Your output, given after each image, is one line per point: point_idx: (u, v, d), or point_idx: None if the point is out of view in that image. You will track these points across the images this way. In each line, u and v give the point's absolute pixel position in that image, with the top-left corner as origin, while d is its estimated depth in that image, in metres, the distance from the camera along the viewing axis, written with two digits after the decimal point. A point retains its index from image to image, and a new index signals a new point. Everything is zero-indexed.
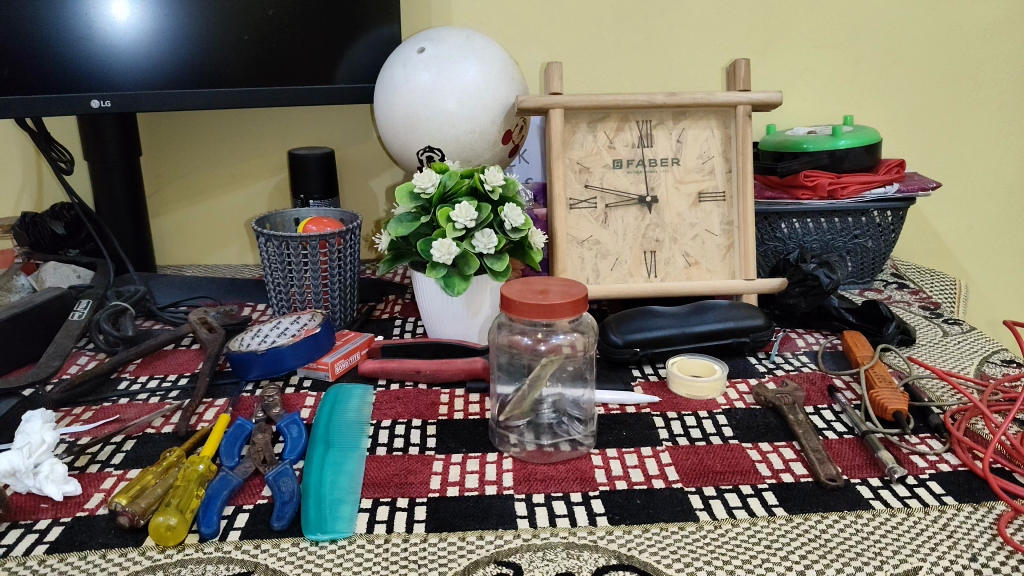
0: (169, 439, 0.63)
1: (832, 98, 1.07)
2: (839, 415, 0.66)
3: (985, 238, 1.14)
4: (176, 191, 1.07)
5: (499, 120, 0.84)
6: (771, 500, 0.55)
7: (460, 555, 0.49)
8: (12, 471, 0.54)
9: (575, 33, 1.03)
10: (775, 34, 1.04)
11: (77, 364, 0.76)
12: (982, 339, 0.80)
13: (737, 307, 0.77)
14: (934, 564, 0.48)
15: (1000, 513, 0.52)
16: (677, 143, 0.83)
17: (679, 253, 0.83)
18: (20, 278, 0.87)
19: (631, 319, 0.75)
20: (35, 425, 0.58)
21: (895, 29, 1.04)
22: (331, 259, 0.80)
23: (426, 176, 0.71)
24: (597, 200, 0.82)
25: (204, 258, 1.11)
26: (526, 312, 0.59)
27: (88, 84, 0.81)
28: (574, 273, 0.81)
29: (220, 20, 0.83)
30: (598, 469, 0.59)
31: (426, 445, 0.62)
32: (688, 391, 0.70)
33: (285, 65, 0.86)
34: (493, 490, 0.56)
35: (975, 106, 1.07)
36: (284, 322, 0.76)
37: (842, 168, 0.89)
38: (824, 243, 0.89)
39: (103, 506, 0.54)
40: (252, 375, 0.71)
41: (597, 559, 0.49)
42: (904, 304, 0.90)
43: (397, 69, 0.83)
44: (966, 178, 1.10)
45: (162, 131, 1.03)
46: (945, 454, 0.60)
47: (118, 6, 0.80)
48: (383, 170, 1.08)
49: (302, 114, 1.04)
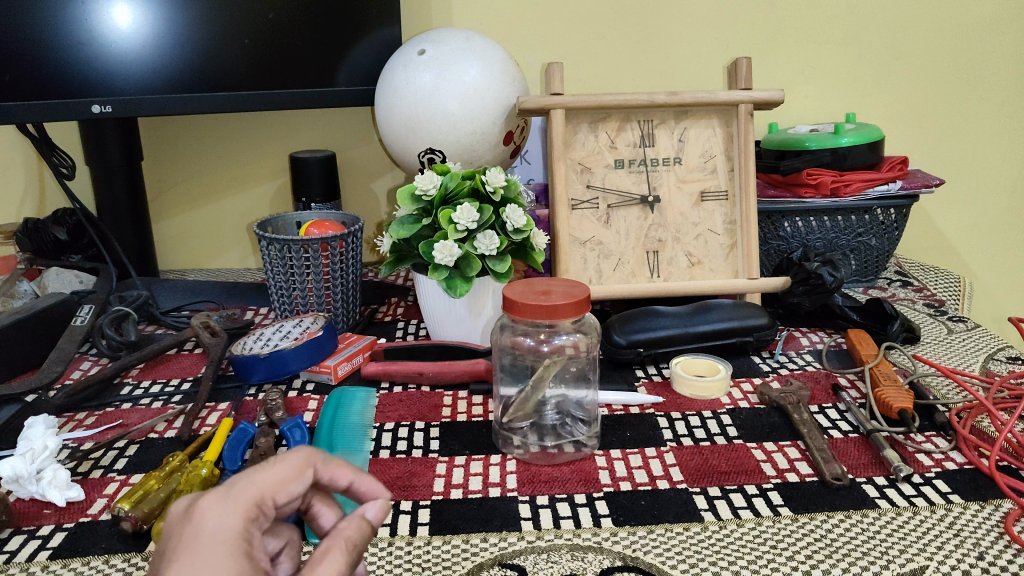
0: (172, 444, 0.63)
1: (833, 96, 1.07)
2: (844, 413, 0.66)
3: (990, 235, 1.13)
4: (179, 196, 1.07)
5: (500, 121, 0.83)
6: (776, 499, 0.54)
7: (464, 557, 0.49)
8: (15, 476, 0.55)
9: (575, 33, 1.03)
10: (776, 31, 1.04)
11: (79, 371, 0.76)
12: (988, 336, 0.80)
13: (741, 307, 0.77)
14: (941, 563, 0.47)
15: (1007, 511, 0.52)
16: (679, 143, 0.82)
17: (681, 252, 0.83)
18: (23, 285, 0.86)
19: (634, 320, 0.75)
20: (38, 429, 0.58)
21: (896, 25, 1.03)
22: (334, 263, 0.80)
23: (427, 178, 0.71)
24: (599, 200, 0.82)
25: (206, 262, 1.11)
26: (529, 314, 0.59)
27: (89, 90, 0.81)
28: (576, 273, 0.81)
29: (219, 23, 0.83)
30: (603, 471, 0.58)
31: (429, 448, 0.62)
32: (692, 391, 0.70)
33: (285, 68, 0.86)
34: (497, 492, 0.56)
35: (978, 102, 1.07)
36: (286, 326, 0.76)
37: (844, 166, 0.89)
38: (827, 242, 0.88)
39: (106, 511, 0.54)
40: (255, 379, 0.71)
41: (601, 561, 0.49)
42: (908, 302, 0.90)
43: (398, 71, 0.83)
44: (969, 176, 1.10)
45: (163, 134, 1.03)
46: (951, 452, 0.59)
47: (121, 12, 0.80)
48: (385, 172, 1.08)
49: (303, 117, 1.04)
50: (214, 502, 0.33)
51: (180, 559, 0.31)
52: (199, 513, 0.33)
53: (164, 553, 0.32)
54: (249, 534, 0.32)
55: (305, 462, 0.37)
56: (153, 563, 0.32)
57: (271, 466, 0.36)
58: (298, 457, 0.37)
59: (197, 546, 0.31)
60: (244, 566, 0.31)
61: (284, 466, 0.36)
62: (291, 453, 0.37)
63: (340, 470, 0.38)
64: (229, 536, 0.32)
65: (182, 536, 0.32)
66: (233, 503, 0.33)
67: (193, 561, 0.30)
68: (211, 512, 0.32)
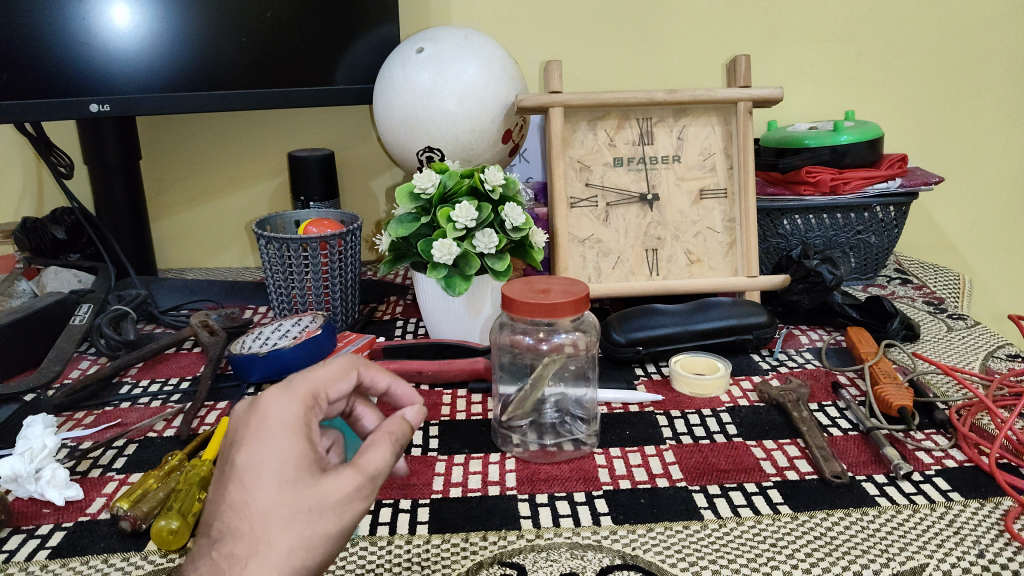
0: (171, 443, 0.63)
1: (832, 93, 1.07)
2: (844, 411, 0.66)
3: (989, 233, 1.13)
4: (177, 195, 1.07)
5: (498, 119, 0.83)
6: (776, 497, 0.54)
7: (463, 556, 0.49)
8: (14, 476, 0.55)
9: (574, 30, 1.02)
10: (775, 29, 1.03)
11: (78, 370, 0.76)
12: (987, 333, 0.80)
13: (740, 305, 0.77)
14: (941, 561, 0.47)
15: (1007, 508, 0.52)
16: (678, 140, 0.82)
17: (681, 250, 0.83)
18: (21, 284, 0.86)
19: (633, 318, 0.75)
20: (37, 429, 0.58)
21: (895, 23, 1.03)
22: (332, 261, 0.79)
23: (426, 176, 0.71)
24: (598, 198, 0.82)
25: (205, 261, 1.11)
26: (528, 312, 0.59)
27: (88, 88, 0.81)
28: (575, 271, 0.81)
29: (217, 22, 0.83)
30: (602, 469, 0.58)
31: (428, 446, 0.62)
32: (691, 389, 0.70)
33: (283, 67, 0.86)
34: (496, 490, 0.56)
35: (977, 99, 1.07)
36: (285, 324, 0.76)
37: (843, 164, 0.89)
38: (826, 239, 0.88)
39: (105, 510, 0.54)
40: (253, 378, 0.71)
41: (601, 559, 0.49)
42: (908, 299, 0.90)
43: (396, 69, 0.83)
44: (969, 173, 1.10)
45: (161, 133, 1.03)
46: (951, 450, 0.59)
47: (119, 12, 0.80)
48: (384, 170, 1.08)
49: (302, 115, 1.04)
50: (277, 394, 0.40)
51: (252, 441, 0.38)
52: (264, 403, 0.40)
53: (236, 433, 0.39)
54: (309, 419, 0.40)
55: (349, 367, 0.45)
56: (228, 441, 0.40)
57: (322, 368, 0.43)
58: (342, 362, 0.45)
59: (264, 430, 0.38)
60: (305, 449, 0.38)
61: (332, 369, 0.43)
62: (338, 359, 0.45)
63: (379, 374, 0.47)
64: (292, 421, 0.39)
65: (249, 423, 0.39)
66: (293, 393, 0.40)
67: (263, 443, 0.38)
68: (276, 400, 0.40)
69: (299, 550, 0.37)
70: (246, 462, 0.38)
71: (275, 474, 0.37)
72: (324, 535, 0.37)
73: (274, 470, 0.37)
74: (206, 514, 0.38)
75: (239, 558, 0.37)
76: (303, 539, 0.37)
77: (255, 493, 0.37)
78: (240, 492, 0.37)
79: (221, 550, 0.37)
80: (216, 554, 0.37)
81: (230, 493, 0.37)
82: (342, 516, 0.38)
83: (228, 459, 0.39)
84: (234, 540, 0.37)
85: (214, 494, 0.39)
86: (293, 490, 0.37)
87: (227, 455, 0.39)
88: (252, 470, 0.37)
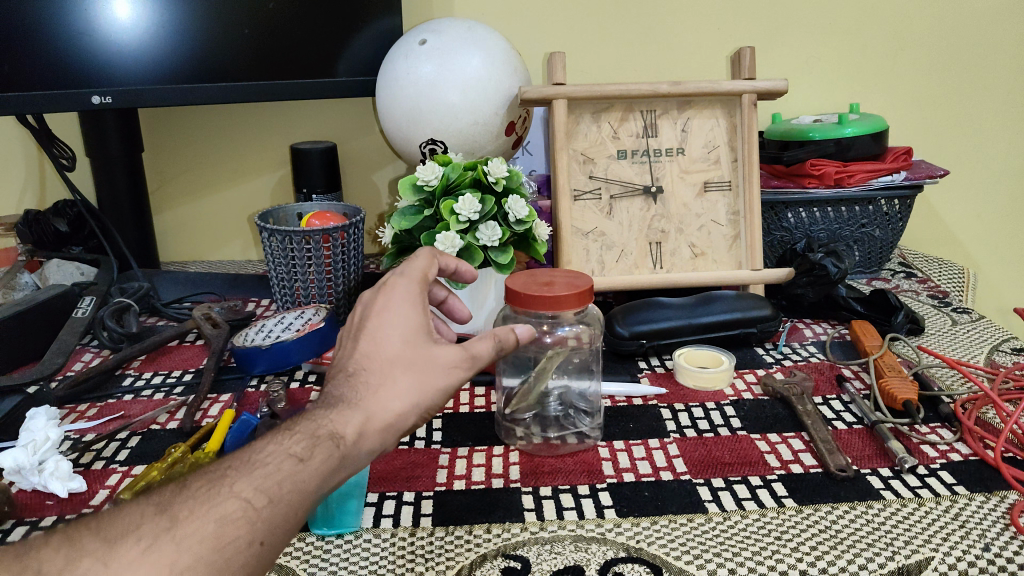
0: (174, 435, 0.63)
1: (838, 86, 1.06)
2: (849, 404, 0.65)
3: (993, 226, 1.13)
4: (179, 188, 1.07)
5: (501, 111, 0.83)
6: (780, 491, 0.54)
7: (467, 548, 0.49)
8: (17, 468, 0.55)
9: (577, 23, 1.02)
10: (780, 20, 1.03)
11: (80, 363, 0.76)
12: (992, 327, 0.80)
13: (745, 298, 0.76)
14: (946, 555, 0.47)
15: (1012, 502, 0.52)
16: (682, 133, 0.82)
17: (685, 244, 0.82)
18: (24, 276, 0.86)
19: (638, 311, 0.74)
20: (39, 422, 0.59)
21: (901, 14, 1.03)
22: (335, 254, 0.79)
23: (429, 168, 0.70)
24: (601, 190, 0.82)
25: (206, 254, 1.11)
26: (529, 305, 0.59)
27: (88, 80, 0.81)
28: (579, 264, 0.81)
29: (216, 14, 0.82)
30: (606, 461, 0.58)
31: (432, 439, 0.62)
32: (695, 382, 0.70)
33: (285, 59, 0.86)
34: (500, 484, 0.56)
35: (983, 91, 1.06)
36: (287, 317, 0.75)
37: (848, 157, 0.88)
38: (831, 232, 0.88)
39: (108, 502, 0.54)
40: (257, 370, 0.71)
41: (605, 552, 0.48)
42: (912, 293, 0.90)
43: (398, 60, 0.83)
44: (975, 166, 1.09)
45: (164, 126, 1.03)
46: (957, 444, 0.59)
47: (120, 6, 0.80)
48: (386, 163, 1.08)
49: (304, 108, 1.04)
50: (400, 279, 0.49)
51: (382, 308, 0.47)
52: (390, 284, 0.49)
53: (367, 305, 0.48)
54: (424, 297, 0.49)
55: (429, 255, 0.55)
56: (358, 314, 0.49)
57: (419, 257, 0.53)
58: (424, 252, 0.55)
59: (392, 301, 0.47)
60: (422, 317, 0.47)
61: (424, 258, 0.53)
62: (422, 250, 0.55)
63: (449, 259, 0.60)
64: (413, 296, 0.48)
65: (379, 297, 0.48)
66: (412, 277, 0.50)
67: (391, 309, 0.47)
68: (401, 280, 0.49)
69: (416, 391, 0.44)
70: (376, 323, 0.46)
71: (400, 331, 0.45)
72: (437, 385, 0.44)
73: (400, 326, 0.46)
74: (337, 363, 0.46)
75: (371, 386, 0.44)
76: (421, 381, 0.44)
77: (384, 342, 0.45)
78: (370, 344, 0.45)
79: (354, 380, 0.44)
80: (352, 382, 0.44)
81: (362, 344, 0.45)
82: (453, 376, 0.45)
83: (360, 324, 0.47)
84: (366, 374, 0.44)
85: (346, 348, 0.46)
86: (414, 345, 0.45)
87: (358, 323, 0.47)
88: (382, 326, 0.46)
